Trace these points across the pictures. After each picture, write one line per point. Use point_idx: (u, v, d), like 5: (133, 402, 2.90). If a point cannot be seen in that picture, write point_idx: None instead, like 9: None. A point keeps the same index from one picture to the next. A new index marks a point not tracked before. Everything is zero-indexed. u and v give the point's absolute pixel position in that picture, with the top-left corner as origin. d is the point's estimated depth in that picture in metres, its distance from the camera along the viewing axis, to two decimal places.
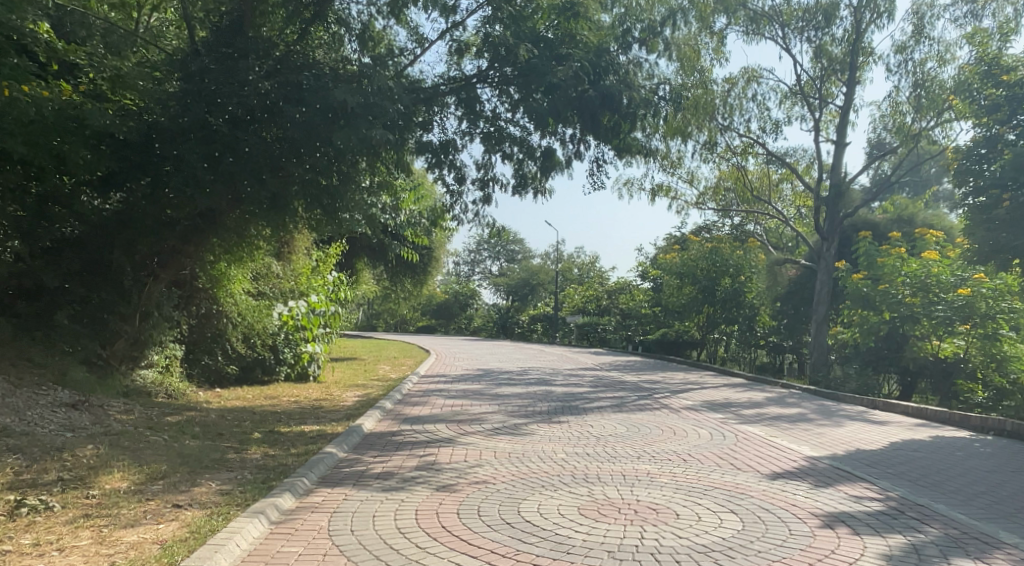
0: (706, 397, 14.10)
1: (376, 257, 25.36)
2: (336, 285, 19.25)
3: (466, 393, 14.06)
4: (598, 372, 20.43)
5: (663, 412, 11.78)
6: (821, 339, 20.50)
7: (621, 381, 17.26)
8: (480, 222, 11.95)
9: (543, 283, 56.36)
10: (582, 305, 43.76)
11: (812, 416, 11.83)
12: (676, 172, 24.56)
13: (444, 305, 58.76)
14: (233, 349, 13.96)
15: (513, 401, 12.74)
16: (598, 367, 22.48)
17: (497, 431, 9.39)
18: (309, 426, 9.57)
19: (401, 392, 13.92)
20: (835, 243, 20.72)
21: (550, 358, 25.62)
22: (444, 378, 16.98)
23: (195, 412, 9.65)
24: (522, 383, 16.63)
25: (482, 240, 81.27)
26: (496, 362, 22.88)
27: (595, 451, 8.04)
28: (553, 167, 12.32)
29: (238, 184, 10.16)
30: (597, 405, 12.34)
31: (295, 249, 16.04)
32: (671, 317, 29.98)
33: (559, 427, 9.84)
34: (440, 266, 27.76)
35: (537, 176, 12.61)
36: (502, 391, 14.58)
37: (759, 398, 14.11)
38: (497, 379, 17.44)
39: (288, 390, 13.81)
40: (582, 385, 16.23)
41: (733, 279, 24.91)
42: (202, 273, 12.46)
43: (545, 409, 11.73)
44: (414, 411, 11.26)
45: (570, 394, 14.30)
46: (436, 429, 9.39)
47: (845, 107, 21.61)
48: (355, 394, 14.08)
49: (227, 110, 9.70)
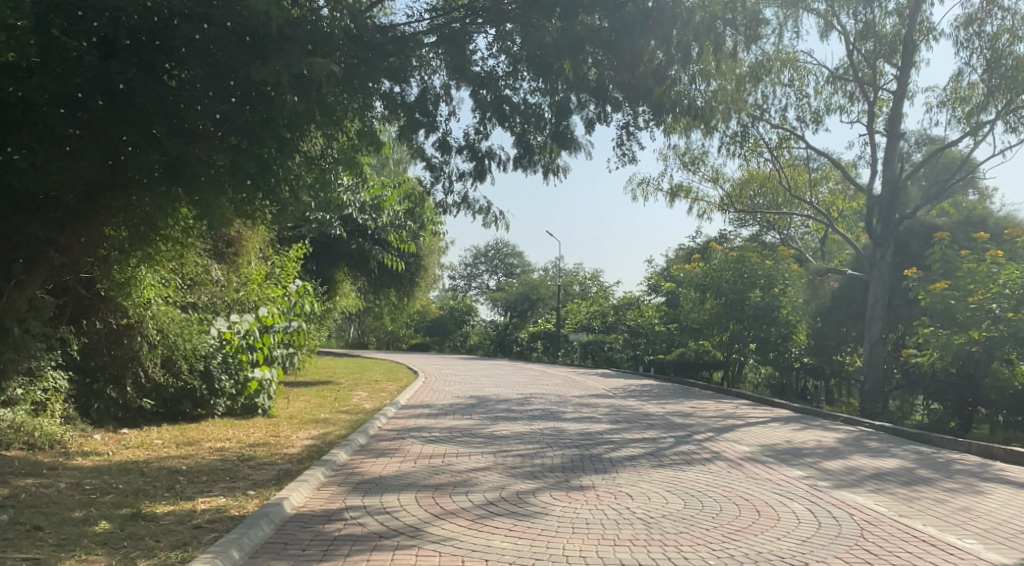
0: (764, 441, 10.88)
1: (356, 267, 22.21)
2: (301, 295, 16.09)
3: (453, 433, 10.83)
4: (614, 400, 17.23)
5: (720, 467, 8.56)
6: (876, 361, 17.38)
7: (646, 414, 14.07)
8: (473, 207, 8.89)
9: (543, 298, 53.17)
10: (585, 322, 40.59)
11: (923, 472, 8.65)
12: (698, 170, 21.51)
13: (438, 322, 55.50)
14: (148, 378, 10.80)
15: (514, 448, 9.53)
16: (612, 393, 19.27)
17: (492, 509, 6.18)
18: (206, 500, 6.38)
19: (367, 432, 10.70)
20: (890, 250, 17.67)
21: (554, 382, 22.37)
22: (428, 411, 13.76)
23: (37, 477, 6.47)
24: (525, 417, 13.40)
25: (479, 253, 78.36)
26: (493, 388, 19.64)
27: (653, 560, 4.84)
28: (574, 140, 9.21)
29: (118, 144, 7.05)
30: (627, 455, 9.13)
31: (241, 248, 13.15)
32: (688, 334, 26.83)
33: (583, 499, 6.64)
34: (429, 278, 24.57)
35: (549, 152, 9.64)
36: (499, 430, 11.36)
37: (832, 443, 10.89)
38: (493, 411, 14.20)
39: (221, 430, 10.65)
40: (599, 420, 13.03)
41: (764, 292, 21.67)
42: (100, 274, 9.46)
43: (558, 462, 8.53)
44: (374, 467, 8.04)
45: (588, 435, 11.09)
46: (398, 508, 6.18)
47: (899, 92, 18.55)
48: (309, 436, 10.84)
49: (97, 31, 6.61)
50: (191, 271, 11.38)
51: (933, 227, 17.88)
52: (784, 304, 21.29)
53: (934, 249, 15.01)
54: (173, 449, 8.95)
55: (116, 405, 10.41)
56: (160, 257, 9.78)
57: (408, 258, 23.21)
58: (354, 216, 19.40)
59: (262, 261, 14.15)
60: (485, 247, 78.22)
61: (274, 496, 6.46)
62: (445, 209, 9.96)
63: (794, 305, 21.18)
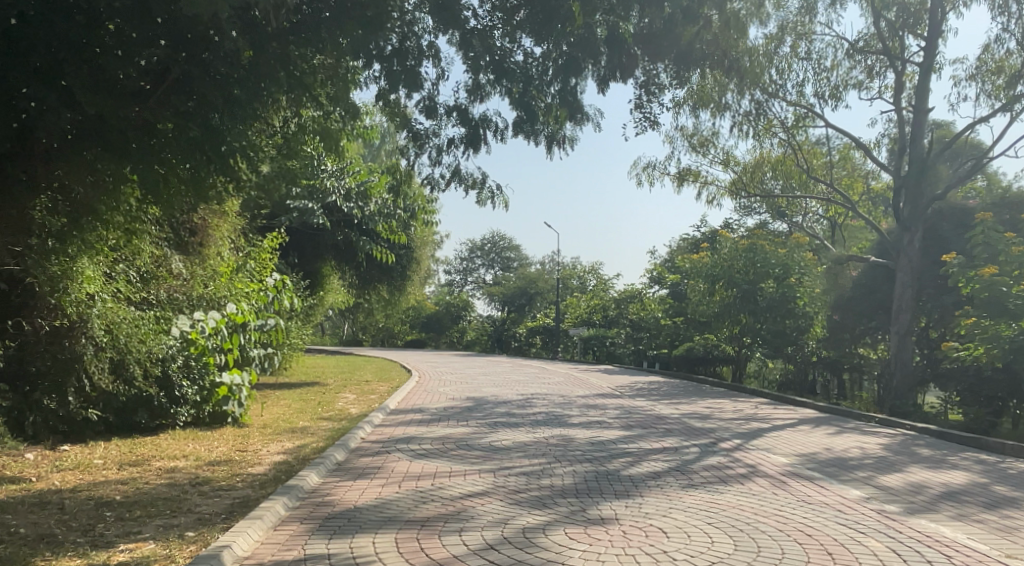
0: (801, 450, 9.50)
1: (342, 259, 20.84)
2: (279, 290, 14.67)
3: (445, 445, 9.44)
4: (622, 401, 15.89)
5: (763, 486, 7.20)
6: (904, 354, 16.12)
7: (660, 417, 12.71)
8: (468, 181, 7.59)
9: (542, 292, 51.64)
10: (585, 316, 39.20)
11: (1002, 489, 7.31)
12: (708, 152, 20.12)
13: (434, 318, 54.08)
14: (94, 387, 9.41)
15: (516, 464, 8.14)
16: (619, 392, 17.93)
17: (493, 557, 4.80)
18: (128, 549, 5.01)
19: (347, 446, 9.29)
20: (919, 235, 16.33)
21: (556, 381, 21.04)
22: (418, 417, 12.36)
23: None
24: (527, 422, 12.04)
25: (475, 247, 77.08)
26: (491, 388, 18.25)
27: None
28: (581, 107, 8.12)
29: (20, 100, 5.67)
30: (650, 472, 7.75)
31: (207, 234, 11.83)
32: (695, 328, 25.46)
33: (607, 539, 5.27)
34: (422, 271, 23.17)
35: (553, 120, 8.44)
36: (498, 440, 9.98)
37: (878, 451, 9.52)
38: (492, 416, 12.81)
39: (179, 445, 9.32)
40: (610, 425, 11.65)
41: (779, 283, 20.32)
42: (27, 266, 8.07)
43: (569, 483, 7.14)
44: (350, 494, 6.66)
45: (599, 444, 9.70)
46: (372, 557, 4.80)
47: (926, 65, 17.14)
48: (280, 450, 9.44)
49: None
50: (145, 261, 10.06)
51: (964, 209, 16.60)
52: (801, 295, 19.91)
53: (974, 231, 13.69)
54: (112, 471, 7.62)
55: (57, 417, 9.14)
56: (101, 244, 8.44)
57: (399, 251, 21.79)
58: (338, 203, 18.05)
59: (232, 250, 12.80)
60: (481, 240, 76.93)
61: (215, 541, 5.09)
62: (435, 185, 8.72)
63: (812, 296, 19.77)
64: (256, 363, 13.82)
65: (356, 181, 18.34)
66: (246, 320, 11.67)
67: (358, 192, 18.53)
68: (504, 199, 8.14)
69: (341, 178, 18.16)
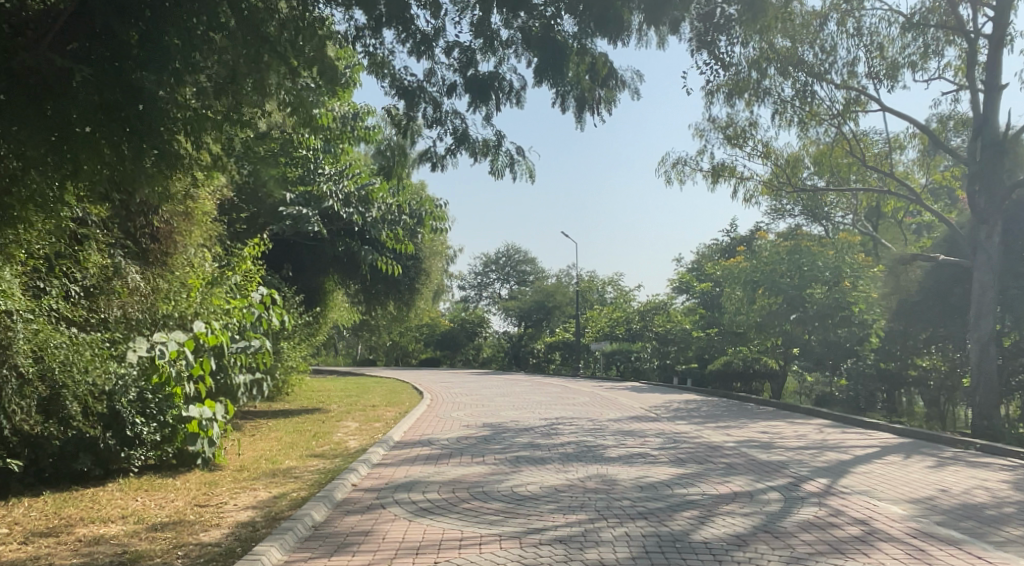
0: (911, 494, 7.42)
1: (344, 272, 19.00)
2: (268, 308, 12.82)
3: (456, 494, 7.44)
4: (662, 425, 13.83)
5: (895, 558, 5.17)
6: (991, 366, 13.88)
7: (714, 448, 10.65)
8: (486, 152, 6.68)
9: (561, 306, 49.30)
10: (607, 330, 36.87)
11: None
12: (745, 146, 18.12)
13: (448, 335, 52.04)
14: (20, 432, 7.51)
15: (548, 525, 6.14)
16: (655, 415, 15.86)
17: None
18: None
19: (333, 498, 7.34)
20: (999, 226, 14.25)
21: (583, 402, 18.97)
22: (426, 453, 10.38)
23: None
24: (556, 457, 10.03)
25: (489, 261, 75.30)
26: (511, 412, 16.23)
27: None
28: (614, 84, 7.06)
29: None
30: (731, 536, 5.73)
31: (172, 240, 10.05)
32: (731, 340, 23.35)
33: None
34: (432, 285, 21.27)
35: (583, 85, 6.95)
36: (522, 484, 7.98)
37: (1011, 493, 7.40)
38: (513, 450, 10.81)
39: (123, 500, 7.42)
40: (658, 460, 9.60)
41: (829, 288, 18.24)
42: None
43: (626, 559, 5.14)
44: None
45: (651, 489, 7.67)
46: None
47: (998, 36, 15.03)
48: (249, 506, 7.47)
49: None
50: (91, 272, 8.30)
51: None
52: (856, 301, 17.81)
53: None
54: (12, 546, 5.72)
55: None
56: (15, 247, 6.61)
57: (407, 264, 19.89)
58: (335, 209, 16.22)
59: (205, 259, 11.00)
60: (495, 255, 75.12)
61: None
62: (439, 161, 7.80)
63: (868, 302, 17.67)
64: (240, 388, 12.00)
65: (355, 185, 16.58)
66: (218, 342, 9.81)
67: (358, 197, 16.75)
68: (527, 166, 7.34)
69: (339, 182, 16.44)
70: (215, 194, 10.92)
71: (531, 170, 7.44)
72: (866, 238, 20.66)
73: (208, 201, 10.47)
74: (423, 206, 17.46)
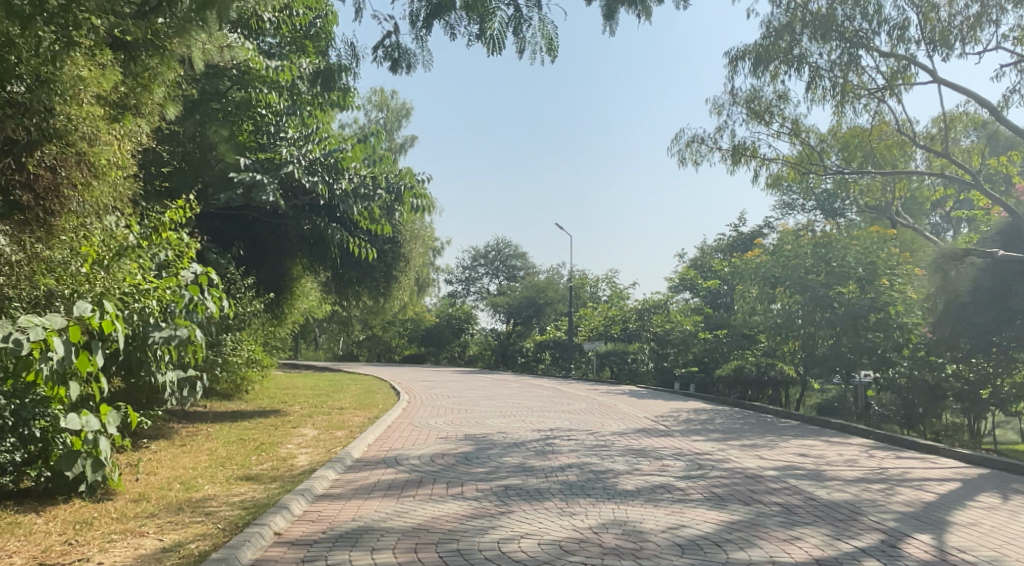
0: None
1: (313, 255, 16.68)
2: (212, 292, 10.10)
3: (420, 557, 5.14)
4: (678, 443, 11.57)
5: None
6: None
7: (754, 479, 8.42)
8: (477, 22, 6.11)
9: (552, 302, 46.94)
10: (602, 329, 34.56)
11: None
12: (770, 122, 15.92)
13: (433, 331, 49.61)
14: None
15: None
16: (666, 428, 13.61)
17: None
18: None
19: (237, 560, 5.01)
20: None
21: (580, 409, 16.72)
22: (389, 480, 8.07)
23: None
24: (556, 489, 7.74)
25: (478, 255, 72.84)
26: (499, 421, 13.93)
27: None
28: None
29: None
30: None
31: (60, 196, 7.48)
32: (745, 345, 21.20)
33: None
34: (414, 274, 18.75)
35: None
36: (514, 538, 5.68)
37: None
38: (500, 475, 8.53)
39: None
40: (691, 498, 7.33)
41: (864, 287, 16.02)
42: None
43: None
44: None
45: (697, 550, 5.41)
46: None
47: None
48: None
49: None
50: None
51: None
52: (897, 301, 15.57)
53: None
54: None
55: None
56: None
57: (383, 248, 17.41)
58: (296, 176, 13.66)
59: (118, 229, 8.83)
60: (485, 248, 72.61)
61: None
62: (404, 55, 7.01)
63: (907, 303, 15.50)
64: (169, 387, 9.92)
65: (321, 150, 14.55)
66: (114, 330, 7.28)
67: (326, 165, 14.32)
68: (544, 37, 6.29)
69: (301, 147, 14.27)
70: (124, 145, 8.58)
71: (550, 43, 6.33)
72: (908, 235, 18.25)
73: (115, 151, 8.15)
74: (401, 180, 15.14)
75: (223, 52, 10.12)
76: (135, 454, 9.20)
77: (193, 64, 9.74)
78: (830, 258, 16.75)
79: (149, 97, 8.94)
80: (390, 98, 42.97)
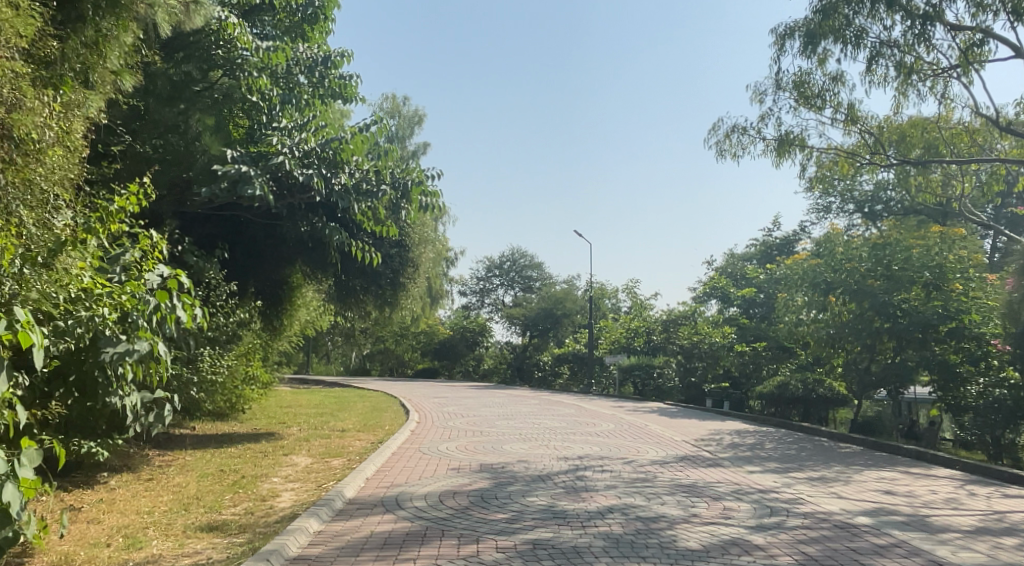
0: None
1: (312, 261, 15.10)
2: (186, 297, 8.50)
3: None
4: (733, 476, 9.78)
5: None
6: None
7: (849, 532, 6.64)
8: None
9: (571, 315, 45.02)
10: (624, 342, 32.81)
11: None
12: (822, 109, 14.24)
13: (447, 344, 48.01)
14: None
15: None
16: (712, 455, 11.82)
17: None
18: None
19: None
20: None
21: (609, 431, 14.96)
22: (386, 534, 6.37)
23: None
24: (600, 547, 6.00)
25: (492, 265, 71.19)
26: (519, 447, 12.19)
27: None
28: None
29: None
30: None
31: None
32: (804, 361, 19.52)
33: None
34: (424, 282, 17.15)
35: None
36: None
37: None
38: (526, 525, 6.79)
39: None
40: (779, 562, 5.58)
41: (930, 293, 14.27)
42: None
43: None
44: None
45: None
46: None
47: None
48: None
49: None
50: None
51: None
52: (970, 309, 13.80)
53: None
54: None
55: None
56: None
57: (390, 252, 15.81)
58: (288, 168, 12.03)
59: (69, 222, 7.39)
60: (499, 259, 71.01)
61: None
62: None
63: (984, 311, 13.64)
64: (131, 411, 8.53)
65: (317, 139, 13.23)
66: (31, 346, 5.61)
67: (324, 157, 12.79)
68: None
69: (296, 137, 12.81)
70: (68, 119, 7.08)
71: None
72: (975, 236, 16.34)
73: (51, 124, 6.70)
74: (408, 175, 13.65)
75: (191, 12, 8.70)
76: (80, 500, 7.59)
77: (156, 26, 8.28)
78: (889, 260, 14.97)
79: (99, 60, 7.52)
80: (402, 104, 41.74)
